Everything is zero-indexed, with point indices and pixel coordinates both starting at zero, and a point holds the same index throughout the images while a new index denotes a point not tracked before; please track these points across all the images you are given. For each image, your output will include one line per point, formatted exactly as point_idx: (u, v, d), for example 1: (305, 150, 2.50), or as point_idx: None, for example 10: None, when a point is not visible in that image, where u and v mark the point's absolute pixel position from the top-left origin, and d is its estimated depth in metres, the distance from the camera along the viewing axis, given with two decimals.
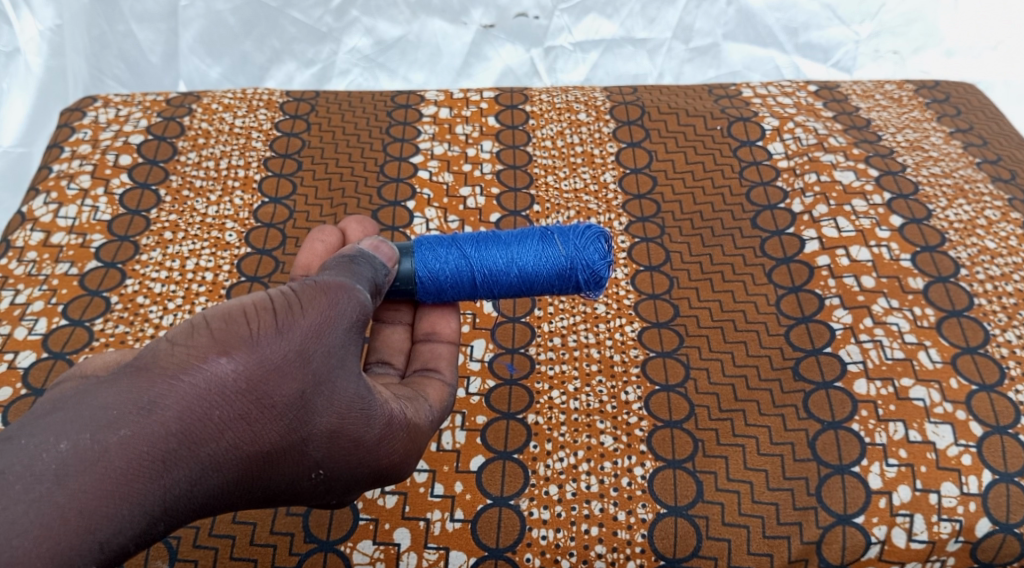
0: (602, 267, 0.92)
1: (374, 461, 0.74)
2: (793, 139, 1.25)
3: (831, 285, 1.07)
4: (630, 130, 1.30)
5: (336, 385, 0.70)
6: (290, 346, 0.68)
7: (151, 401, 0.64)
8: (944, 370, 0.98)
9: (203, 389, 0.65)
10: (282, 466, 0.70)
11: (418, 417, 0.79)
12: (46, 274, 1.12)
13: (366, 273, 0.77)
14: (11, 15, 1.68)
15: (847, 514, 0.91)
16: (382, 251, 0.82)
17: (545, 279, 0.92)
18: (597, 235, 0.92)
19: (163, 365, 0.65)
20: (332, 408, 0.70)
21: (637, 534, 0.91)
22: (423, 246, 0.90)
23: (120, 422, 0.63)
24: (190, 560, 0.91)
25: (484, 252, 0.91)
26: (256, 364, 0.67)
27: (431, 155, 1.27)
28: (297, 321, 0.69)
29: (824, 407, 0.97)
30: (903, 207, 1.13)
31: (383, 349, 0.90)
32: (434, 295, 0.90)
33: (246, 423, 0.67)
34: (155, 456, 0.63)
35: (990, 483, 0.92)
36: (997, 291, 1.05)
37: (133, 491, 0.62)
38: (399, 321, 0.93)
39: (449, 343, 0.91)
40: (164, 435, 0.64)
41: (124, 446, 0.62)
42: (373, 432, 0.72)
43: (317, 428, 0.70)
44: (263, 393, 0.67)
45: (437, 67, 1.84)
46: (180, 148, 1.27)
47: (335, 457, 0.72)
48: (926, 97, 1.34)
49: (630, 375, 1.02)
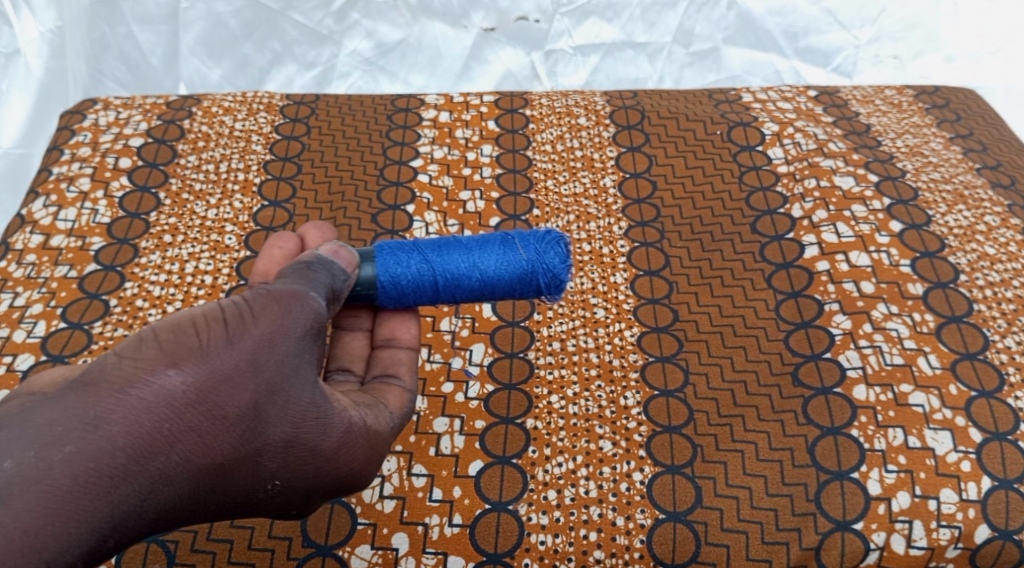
0: (563, 270, 0.92)
1: (333, 470, 0.74)
2: (793, 144, 1.25)
3: (831, 290, 1.07)
4: (630, 135, 1.30)
5: (290, 394, 0.71)
6: (240, 356, 0.69)
7: (97, 416, 0.64)
8: (944, 376, 0.98)
9: (152, 401, 0.65)
10: (235, 478, 0.70)
11: (379, 424, 0.79)
12: (44, 277, 1.12)
13: (323, 279, 0.77)
14: (12, 16, 1.69)
15: (846, 520, 0.91)
16: (341, 256, 0.82)
17: (506, 283, 0.91)
18: (557, 240, 0.92)
19: (110, 379, 0.65)
20: (286, 417, 0.70)
21: (636, 539, 0.91)
22: (384, 251, 0.90)
23: (65, 439, 0.63)
24: (189, 563, 0.91)
25: (446, 256, 0.91)
26: (206, 375, 0.67)
27: (431, 158, 1.27)
28: (248, 330, 0.70)
29: (823, 413, 0.97)
30: (903, 213, 1.13)
31: (343, 357, 0.91)
32: (396, 300, 0.89)
33: (197, 436, 0.67)
34: (102, 471, 0.63)
35: (990, 489, 0.92)
36: (997, 297, 1.05)
37: (79, 508, 0.62)
38: (359, 327, 0.92)
39: (408, 348, 0.91)
40: (112, 449, 0.64)
41: (69, 463, 0.62)
42: (330, 441, 0.73)
43: (271, 438, 0.70)
44: (214, 405, 0.67)
45: (437, 70, 1.85)
46: (180, 151, 1.27)
47: (291, 467, 0.72)
48: (926, 102, 1.34)
49: (629, 380, 1.02)
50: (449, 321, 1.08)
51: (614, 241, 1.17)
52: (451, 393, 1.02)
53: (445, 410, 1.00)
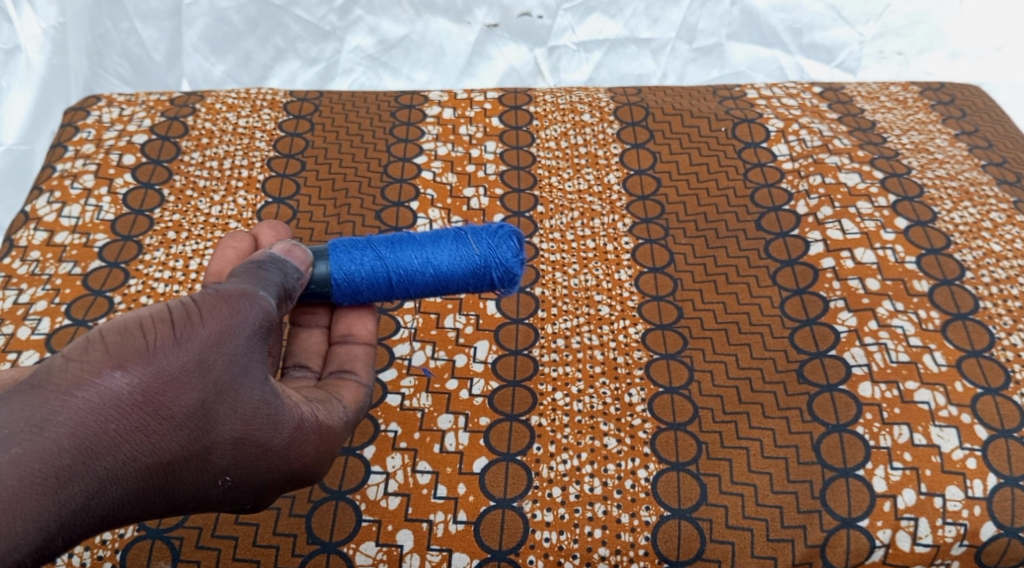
0: (515, 265, 0.91)
1: (285, 465, 0.75)
2: (798, 141, 1.24)
3: (836, 287, 1.06)
4: (634, 131, 1.30)
5: (239, 393, 0.71)
6: (187, 357, 0.68)
7: (42, 418, 0.63)
8: (950, 373, 0.98)
9: (97, 403, 0.65)
10: (185, 475, 0.70)
11: (331, 418, 0.80)
12: (49, 273, 1.12)
13: (273, 279, 0.77)
14: (12, 13, 1.69)
15: (852, 517, 0.91)
16: (295, 256, 0.83)
17: (459, 278, 0.91)
18: (509, 234, 0.92)
19: (57, 381, 0.65)
20: (236, 415, 0.71)
21: (641, 536, 0.91)
22: (338, 249, 0.90)
23: (11, 441, 0.62)
24: (194, 560, 0.91)
25: (399, 252, 0.91)
26: (153, 376, 0.67)
27: (435, 155, 1.27)
28: (195, 331, 0.69)
29: (829, 410, 0.97)
30: (908, 209, 1.13)
31: (300, 353, 0.91)
32: (351, 297, 0.90)
33: (145, 435, 0.67)
34: (49, 472, 0.63)
35: (996, 487, 0.92)
36: (1003, 294, 1.04)
37: (26, 508, 0.62)
38: (316, 324, 0.93)
39: (365, 344, 0.92)
40: (57, 450, 0.63)
41: (15, 464, 0.62)
42: (281, 437, 0.73)
43: (220, 436, 0.70)
44: (160, 405, 0.67)
45: (441, 66, 1.84)
46: (184, 148, 1.27)
47: (242, 463, 0.72)
48: (932, 98, 1.34)
49: (634, 377, 1.02)
50: (452, 318, 1.08)
51: (619, 238, 1.16)
52: (455, 390, 1.02)
53: (449, 407, 1.00)
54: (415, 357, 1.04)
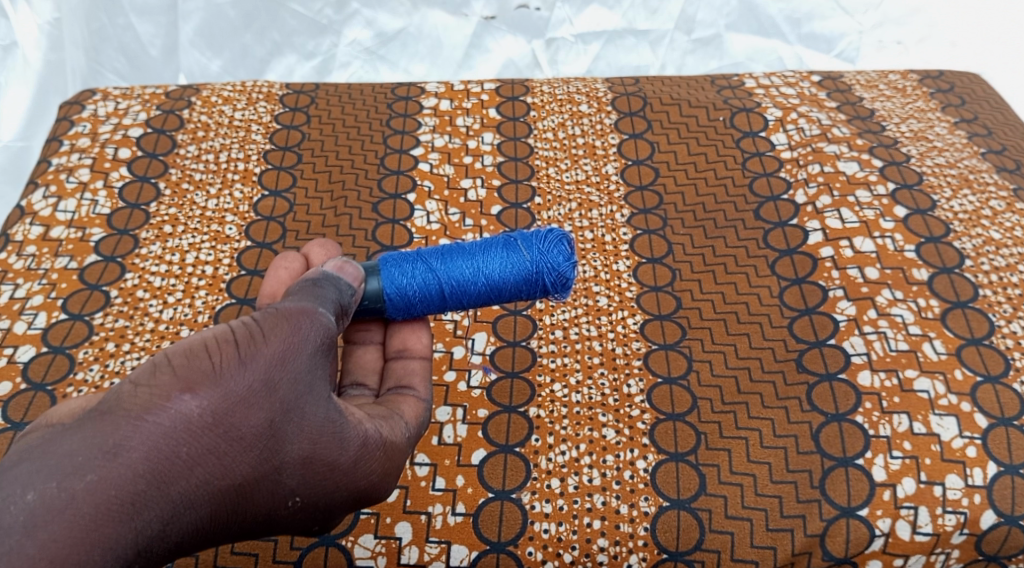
0: (567, 269, 0.90)
1: (352, 483, 0.72)
2: (796, 130, 1.24)
3: (835, 276, 1.06)
4: (632, 121, 1.30)
5: (305, 411, 0.68)
6: (255, 376, 0.66)
7: (115, 444, 0.61)
8: (949, 362, 0.97)
9: (169, 426, 0.62)
10: (256, 498, 0.67)
11: (394, 435, 0.77)
12: (45, 268, 1.11)
13: (330, 296, 0.76)
14: (8, 9, 1.67)
15: (851, 506, 0.91)
16: (347, 272, 0.81)
17: (512, 285, 0.89)
18: (559, 238, 0.90)
19: (127, 406, 0.62)
20: (303, 435, 0.68)
21: (640, 527, 0.91)
22: (389, 263, 0.88)
23: (85, 468, 0.59)
24: (192, 554, 0.91)
25: (450, 263, 0.89)
26: (223, 397, 0.65)
27: (432, 147, 1.26)
28: (260, 350, 0.67)
29: (828, 400, 0.96)
30: (907, 198, 1.12)
31: (356, 371, 0.89)
32: (404, 311, 0.88)
33: (216, 457, 0.64)
34: (125, 499, 0.60)
35: (996, 475, 0.91)
36: (1003, 282, 1.04)
37: (104, 535, 0.59)
38: (371, 340, 0.91)
39: (421, 359, 0.89)
40: (132, 476, 0.60)
41: (91, 491, 0.59)
42: (348, 455, 0.70)
43: (289, 456, 0.67)
44: (231, 425, 0.65)
45: (438, 59, 1.84)
46: (180, 141, 1.27)
47: (310, 483, 0.69)
48: (931, 87, 1.33)
49: (632, 367, 1.01)
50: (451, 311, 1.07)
51: (616, 229, 1.16)
52: (453, 382, 1.01)
53: (447, 399, 1.00)
54: None
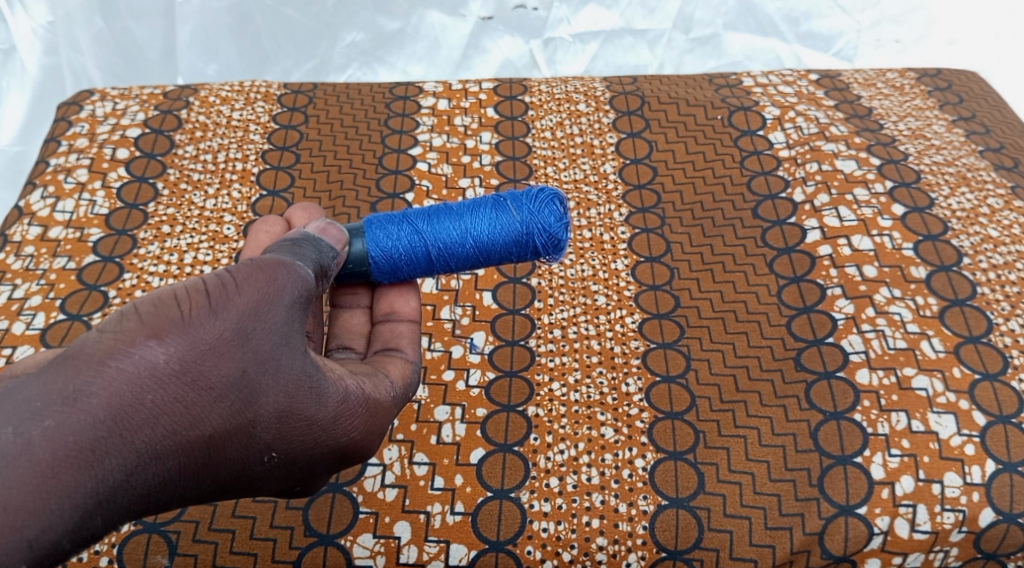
0: (558, 229, 0.89)
1: (332, 440, 0.72)
2: (794, 128, 1.24)
3: (833, 275, 1.06)
4: (630, 121, 1.30)
5: (281, 364, 0.68)
6: (225, 326, 0.65)
7: (75, 389, 0.60)
8: (948, 359, 0.97)
9: (133, 373, 0.62)
10: (228, 451, 0.67)
11: (378, 393, 0.77)
12: (43, 268, 1.11)
13: (310, 254, 0.75)
14: (6, 13, 1.67)
15: (850, 504, 0.91)
16: (330, 235, 0.81)
17: (502, 247, 0.89)
18: (551, 197, 0.90)
19: (90, 351, 0.61)
20: (278, 387, 0.68)
21: (638, 526, 0.91)
22: (373, 225, 0.88)
23: (43, 413, 0.59)
24: (190, 554, 0.90)
25: (437, 225, 0.89)
26: (190, 346, 0.64)
27: (430, 147, 1.26)
28: (232, 300, 0.66)
29: (826, 398, 0.97)
30: (905, 196, 1.12)
31: (343, 334, 0.89)
32: (390, 274, 0.88)
33: (183, 407, 0.63)
34: (84, 445, 0.60)
35: (994, 473, 0.91)
36: (1001, 280, 1.04)
37: (62, 483, 0.59)
38: (358, 304, 0.91)
39: (409, 321, 0.89)
40: (92, 422, 0.60)
41: (48, 437, 0.59)
42: (325, 411, 0.71)
43: (263, 409, 0.67)
44: (199, 375, 0.64)
45: (436, 59, 1.84)
46: (178, 142, 1.27)
47: (287, 437, 0.69)
48: (929, 85, 1.33)
49: (631, 366, 1.02)
50: (449, 310, 1.08)
51: (614, 228, 1.16)
52: (451, 382, 1.01)
53: (446, 399, 1.00)
54: None
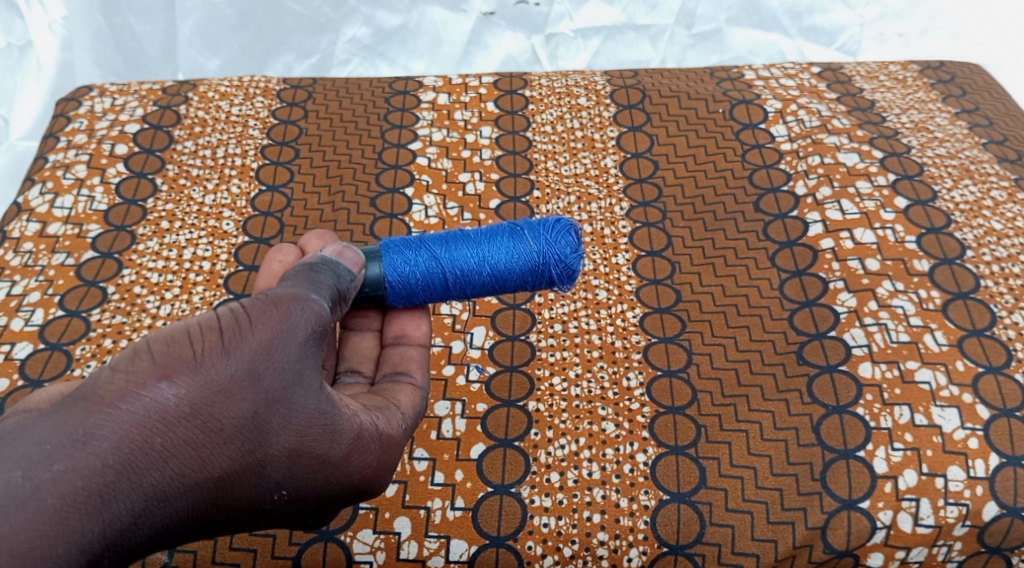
0: (574, 260, 0.89)
1: (345, 478, 0.71)
2: (796, 121, 1.23)
3: (835, 268, 1.05)
4: (631, 114, 1.29)
5: (293, 403, 0.67)
6: (236, 366, 0.65)
7: (85, 432, 0.60)
8: (951, 353, 0.97)
9: (143, 415, 0.62)
10: (238, 490, 0.66)
11: (391, 428, 0.76)
12: (41, 264, 1.11)
13: (327, 281, 0.74)
14: (23, 7, 1.70)
15: (852, 498, 0.90)
16: (347, 257, 0.80)
17: (518, 276, 0.89)
18: (567, 228, 0.89)
19: (102, 393, 0.62)
20: (290, 426, 0.67)
21: (640, 520, 0.90)
22: (391, 249, 0.87)
23: (53, 457, 0.59)
24: (190, 550, 0.90)
25: (454, 251, 0.88)
26: (200, 387, 0.63)
27: (430, 141, 1.26)
28: (245, 339, 0.66)
29: (829, 392, 0.96)
30: (908, 188, 1.11)
31: (353, 358, 0.88)
32: (406, 299, 0.88)
33: (192, 449, 0.63)
34: (92, 490, 0.60)
35: (998, 467, 0.91)
36: (1005, 272, 1.03)
37: (69, 528, 0.59)
38: (368, 327, 0.90)
39: (419, 346, 0.89)
40: (101, 467, 0.60)
41: (57, 482, 0.59)
42: (339, 449, 0.69)
43: (274, 449, 0.66)
44: (209, 416, 0.64)
45: (438, 55, 1.83)
46: (177, 137, 1.26)
47: (299, 476, 0.68)
48: (932, 77, 1.32)
49: (632, 360, 1.01)
50: (449, 305, 1.07)
51: (615, 222, 1.16)
52: (452, 377, 1.01)
53: (446, 394, 0.99)
54: None
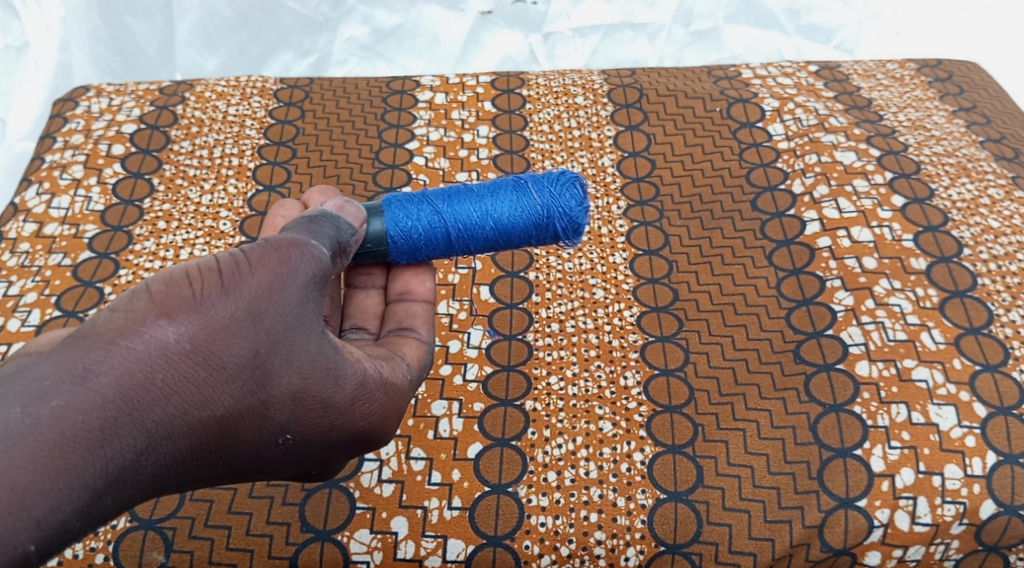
0: (578, 213, 0.89)
1: (349, 422, 0.71)
2: (793, 120, 1.23)
3: (832, 267, 1.05)
4: (628, 113, 1.29)
5: (295, 345, 0.67)
6: (237, 306, 0.65)
7: (85, 368, 0.60)
8: (948, 351, 0.97)
9: (145, 352, 0.61)
10: (241, 431, 0.66)
11: (395, 376, 0.76)
12: (38, 265, 1.11)
13: (327, 232, 0.74)
14: (20, 7, 1.67)
15: (849, 497, 0.90)
16: (348, 213, 0.79)
17: (522, 230, 0.88)
18: (571, 181, 0.89)
19: (101, 331, 0.61)
20: (293, 368, 0.67)
21: (637, 519, 0.90)
22: (392, 205, 0.87)
23: (53, 392, 0.59)
24: (187, 550, 0.90)
25: (457, 205, 0.88)
26: (202, 325, 0.63)
27: (427, 141, 1.26)
28: (245, 280, 0.65)
29: (826, 391, 0.96)
30: (905, 186, 1.11)
31: (357, 315, 0.88)
32: (409, 255, 0.87)
33: (195, 387, 0.63)
34: (93, 425, 0.59)
35: (995, 465, 0.91)
36: (1002, 270, 1.03)
37: (70, 462, 0.58)
38: (372, 285, 0.90)
39: (424, 301, 0.88)
40: (102, 402, 0.60)
41: (56, 417, 0.58)
42: (343, 394, 0.70)
43: (277, 390, 0.67)
44: (211, 354, 0.63)
45: (435, 54, 1.82)
46: (174, 137, 1.26)
47: (302, 419, 0.69)
48: (929, 76, 1.32)
49: (629, 359, 1.01)
50: (446, 304, 1.07)
51: (613, 221, 1.16)
52: (449, 376, 1.00)
53: (443, 393, 0.99)
54: None
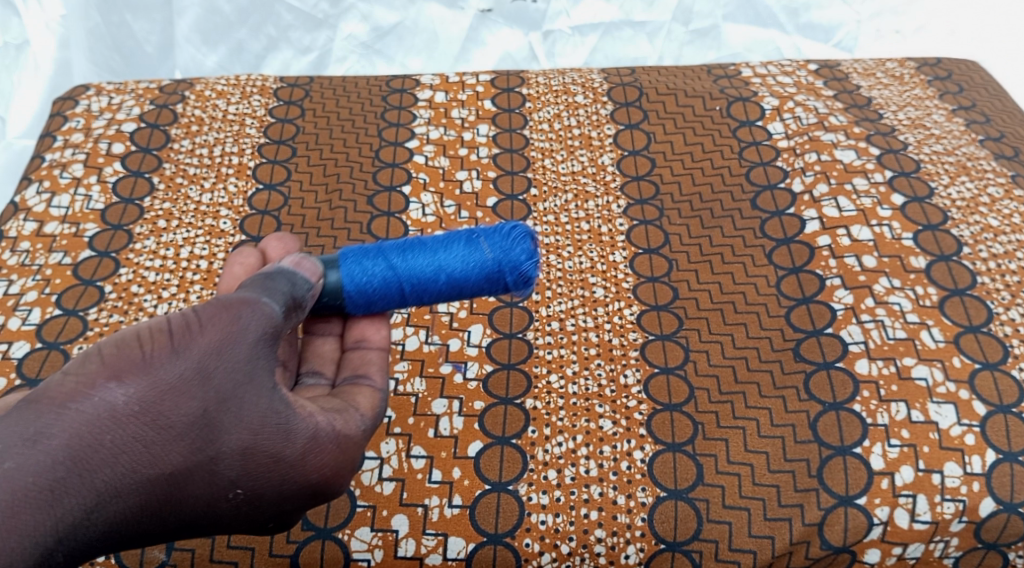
0: (529, 266, 0.87)
1: (302, 476, 0.70)
2: (793, 118, 1.23)
3: (832, 265, 1.05)
4: (628, 112, 1.29)
5: (244, 402, 0.67)
6: (186, 365, 0.66)
7: (36, 431, 0.62)
8: (947, 349, 0.97)
9: (93, 414, 0.63)
10: (191, 488, 0.67)
11: (349, 428, 0.75)
12: (39, 264, 1.11)
13: (282, 287, 0.74)
14: (19, 5, 1.69)
15: (849, 495, 0.90)
16: (305, 267, 0.79)
17: (473, 283, 0.87)
18: (523, 235, 0.88)
19: (52, 395, 0.63)
20: (242, 424, 0.67)
21: (637, 517, 0.90)
22: (348, 258, 0.86)
23: (4, 455, 0.61)
24: (188, 548, 0.90)
25: (410, 259, 0.87)
26: (150, 386, 0.65)
27: (427, 139, 1.26)
28: (194, 340, 0.67)
29: (826, 389, 0.96)
30: (904, 185, 1.11)
31: (314, 360, 0.88)
32: (363, 308, 0.87)
33: (143, 446, 0.64)
34: (42, 485, 0.61)
35: (995, 462, 0.91)
36: (1001, 269, 1.03)
37: (20, 522, 0.60)
38: (330, 332, 0.90)
39: (380, 349, 0.88)
40: (51, 464, 0.62)
41: (7, 479, 0.60)
42: (293, 448, 0.69)
43: (226, 447, 0.67)
44: (159, 415, 0.65)
45: (434, 53, 1.83)
46: (174, 136, 1.26)
47: (254, 474, 0.68)
48: (928, 74, 1.32)
49: (629, 358, 1.01)
50: (446, 303, 1.07)
51: (613, 220, 1.16)
52: (449, 375, 1.01)
53: (443, 392, 0.99)
54: (409, 342, 1.03)
